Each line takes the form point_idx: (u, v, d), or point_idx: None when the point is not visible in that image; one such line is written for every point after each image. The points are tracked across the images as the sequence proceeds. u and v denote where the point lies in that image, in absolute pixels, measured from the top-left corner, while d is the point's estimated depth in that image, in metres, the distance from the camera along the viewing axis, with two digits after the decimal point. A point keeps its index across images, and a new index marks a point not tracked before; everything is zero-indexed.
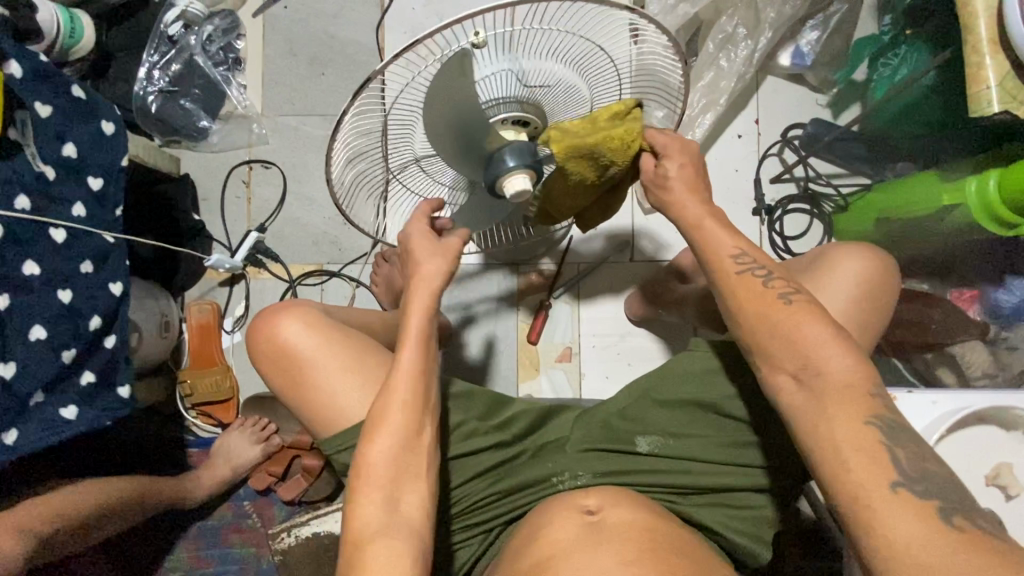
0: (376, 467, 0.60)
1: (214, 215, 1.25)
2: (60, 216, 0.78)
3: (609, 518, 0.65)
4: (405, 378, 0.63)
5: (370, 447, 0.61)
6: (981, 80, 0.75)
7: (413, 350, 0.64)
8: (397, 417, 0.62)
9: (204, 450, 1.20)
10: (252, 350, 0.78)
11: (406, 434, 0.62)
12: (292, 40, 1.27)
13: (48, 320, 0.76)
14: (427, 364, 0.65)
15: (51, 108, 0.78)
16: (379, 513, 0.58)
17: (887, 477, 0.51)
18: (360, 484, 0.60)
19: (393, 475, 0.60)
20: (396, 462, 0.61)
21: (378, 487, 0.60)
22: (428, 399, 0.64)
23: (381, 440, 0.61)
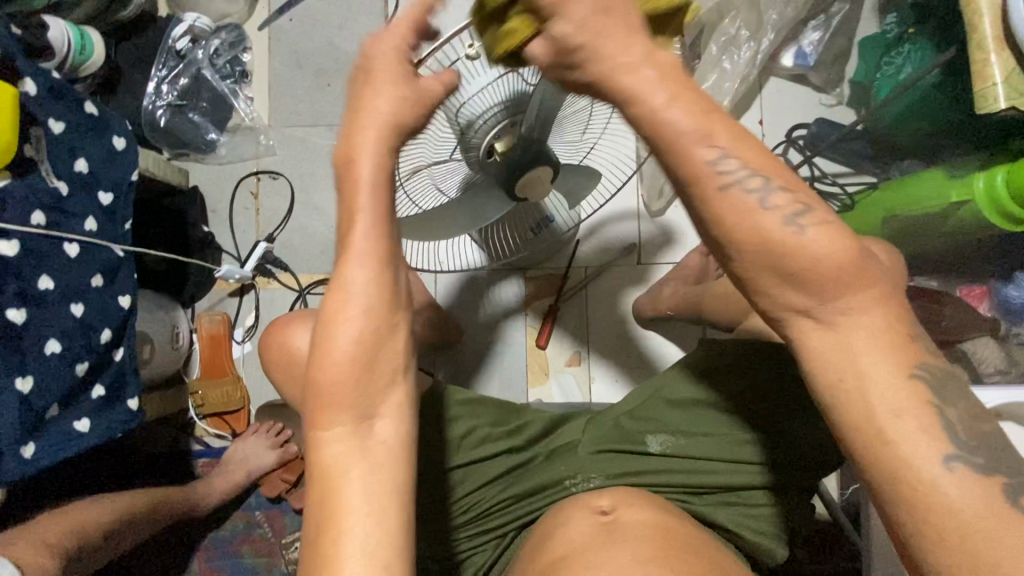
0: (340, 363, 0.50)
1: (223, 227, 1.26)
2: (75, 231, 0.79)
3: (623, 518, 0.65)
4: (361, 265, 0.51)
5: (326, 359, 0.50)
6: (988, 77, 0.75)
7: (368, 230, 0.52)
8: (359, 275, 0.51)
9: (215, 459, 1.19)
10: (268, 360, 0.79)
11: (376, 335, 0.51)
12: (298, 51, 1.28)
13: (61, 333, 0.76)
14: (393, 247, 0.53)
15: (63, 124, 0.79)
16: (350, 433, 0.50)
17: (939, 446, 0.46)
18: (320, 406, 0.50)
19: (361, 388, 0.50)
20: (357, 367, 0.50)
21: (344, 408, 0.50)
22: (400, 290, 0.53)
23: (337, 343, 0.50)
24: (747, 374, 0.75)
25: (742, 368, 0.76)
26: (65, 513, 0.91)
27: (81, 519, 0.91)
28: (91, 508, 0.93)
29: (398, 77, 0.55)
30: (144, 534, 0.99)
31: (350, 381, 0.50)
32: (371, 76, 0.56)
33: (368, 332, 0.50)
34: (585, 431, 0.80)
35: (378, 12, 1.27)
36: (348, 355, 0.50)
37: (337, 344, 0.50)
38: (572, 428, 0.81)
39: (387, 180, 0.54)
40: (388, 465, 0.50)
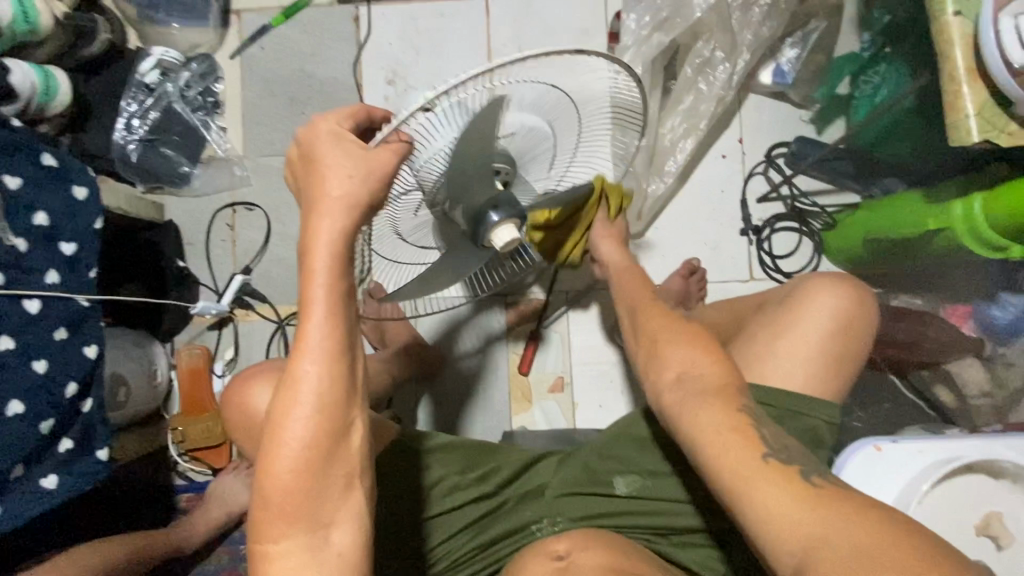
0: (288, 472, 0.50)
1: (200, 260, 1.25)
2: (37, 287, 0.79)
3: (577, 561, 0.63)
4: (313, 359, 0.51)
5: (274, 471, 0.50)
6: (960, 109, 0.73)
7: (320, 322, 0.51)
8: (307, 375, 0.51)
9: (198, 494, 1.20)
10: (230, 418, 0.79)
11: (329, 440, 0.51)
12: (270, 80, 1.26)
13: (24, 393, 0.75)
14: (345, 343, 0.52)
15: (21, 180, 0.79)
16: (303, 543, 0.50)
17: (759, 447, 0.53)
18: (269, 517, 0.50)
19: (316, 499, 0.51)
20: (310, 475, 0.50)
21: (297, 523, 0.50)
22: (356, 388, 0.53)
23: (287, 450, 0.50)
24: None
25: None
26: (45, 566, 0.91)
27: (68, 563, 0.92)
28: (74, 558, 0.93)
29: (335, 144, 0.55)
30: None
31: (301, 490, 0.50)
32: (313, 151, 0.56)
33: (321, 440, 0.50)
34: (554, 474, 0.79)
35: (349, 37, 1.26)
36: (296, 460, 0.50)
37: (285, 451, 0.50)
38: (541, 471, 0.80)
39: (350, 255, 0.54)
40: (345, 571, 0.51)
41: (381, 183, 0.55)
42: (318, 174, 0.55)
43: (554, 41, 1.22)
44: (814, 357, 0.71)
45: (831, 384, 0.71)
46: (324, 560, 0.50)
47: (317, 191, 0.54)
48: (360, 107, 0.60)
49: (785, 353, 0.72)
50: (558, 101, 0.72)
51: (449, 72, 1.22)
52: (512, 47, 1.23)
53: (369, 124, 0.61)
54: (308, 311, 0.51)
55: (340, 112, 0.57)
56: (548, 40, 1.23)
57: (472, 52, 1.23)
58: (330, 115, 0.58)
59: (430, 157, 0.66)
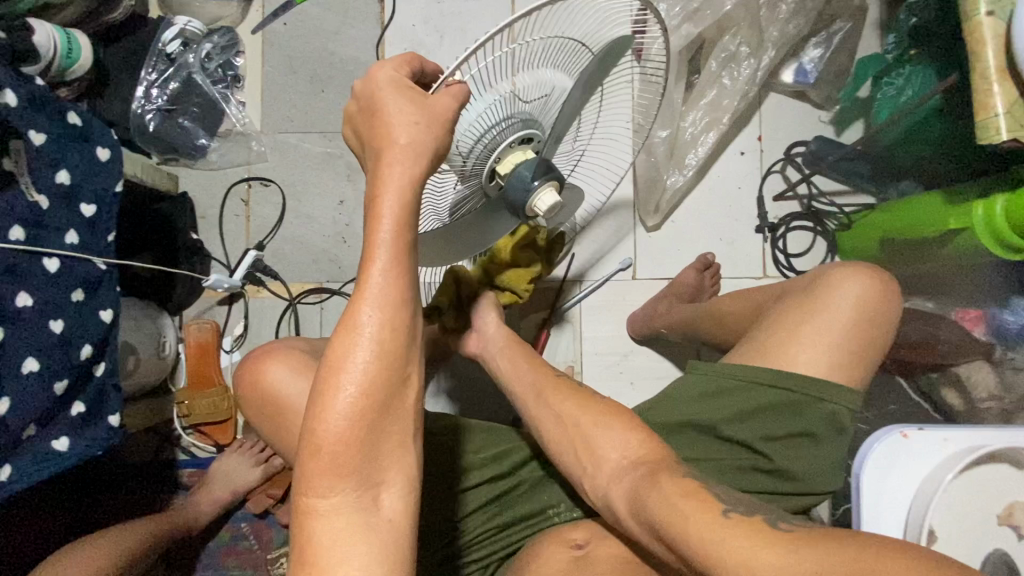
0: (344, 418, 0.51)
1: (213, 234, 1.24)
2: (56, 245, 0.77)
3: (595, 554, 0.64)
4: (375, 306, 0.52)
5: (327, 419, 0.50)
6: (989, 107, 0.73)
7: (384, 270, 0.52)
8: (368, 323, 0.51)
9: (200, 470, 1.19)
10: (241, 388, 0.76)
11: (384, 392, 0.52)
12: (291, 57, 1.26)
13: (42, 352, 0.74)
14: (406, 296, 0.53)
15: (45, 136, 0.76)
16: (354, 494, 0.51)
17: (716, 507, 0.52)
18: (318, 468, 0.51)
19: (367, 451, 0.51)
20: (362, 425, 0.51)
21: (347, 475, 0.51)
22: (412, 341, 0.54)
23: (343, 397, 0.51)
24: (740, 394, 0.73)
25: (742, 388, 0.73)
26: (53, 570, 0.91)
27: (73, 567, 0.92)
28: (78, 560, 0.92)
29: (394, 95, 0.56)
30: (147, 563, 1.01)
31: (356, 439, 0.51)
32: (375, 101, 0.56)
33: (378, 390, 0.51)
34: None
35: (373, 17, 1.25)
36: (353, 409, 0.51)
37: (341, 398, 0.51)
38: None
39: (413, 209, 0.54)
40: (394, 525, 0.51)
41: (444, 129, 0.56)
42: (381, 124, 0.55)
43: None
44: (837, 344, 0.72)
45: (854, 373, 0.72)
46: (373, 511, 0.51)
47: (381, 141, 0.55)
48: (412, 55, 0.60)
49: (810, 342, 0.72)
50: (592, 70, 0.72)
51: None
52: None
53: (420, 75, 0.61)
54: (371, 259, 0.52)
55: (391, 62, 0.57)
56: None
57: None
58: (387, 63, 0.58)
59: (465, 120, 0.66)
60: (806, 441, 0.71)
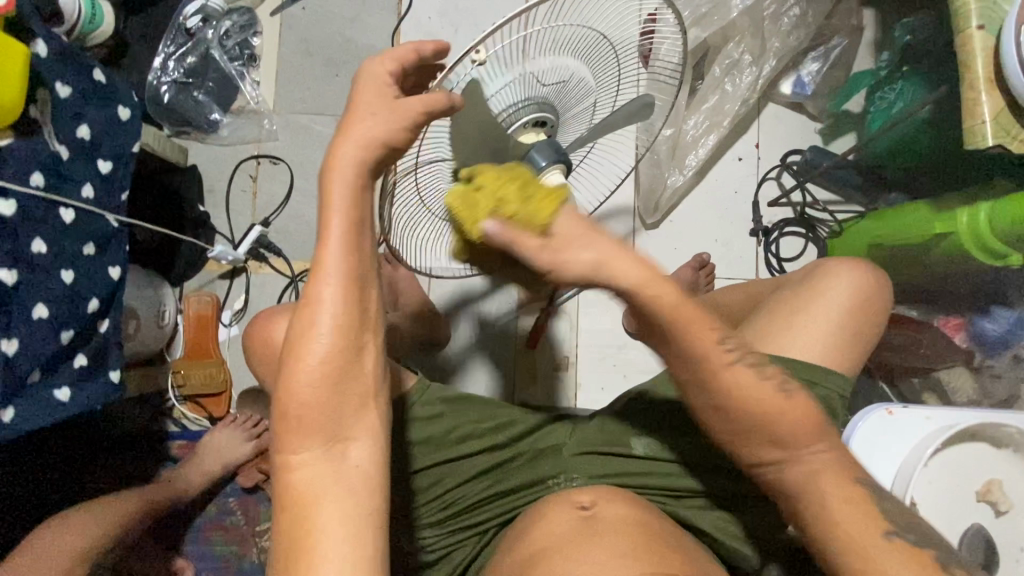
0: (310, 385, 0.52)
1: (219, 208, 1.25)
2: (71, 196, 0.78)
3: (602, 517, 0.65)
4: (331, 277, 0.53)
5: (296, 386, 0.52)
6: (977, 115, 0.78)
7: (338, 245, 0.53)
8: (326, 294, 0.53)
9: (189, 443, 1.18)
10: (251, 351, 0.79)
11: (346, 358, 0.53)
12: (308, 40, 1.28)
13: (50, 299, 0.75)
14: (362, 268, 0.55)
15: (70, 89, 0.78)
16: (321, 457, 0.52)
17: (880, 526, 0.56)
18: (289, 432, 0.52)
19: (335, 414, 0.53)
20: (331, 389, 0.53)
21: (317, 438, 0.52)
22: (368, 312, 0.55)
23: (309, 363, 0.52)
24: None
25: None
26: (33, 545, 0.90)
27: (62, 538, 0.92)
28: (60, 538, 0.92)
29: (366, 83, 0.58)
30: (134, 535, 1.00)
31: (323, 403, 0.52)
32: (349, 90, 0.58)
33: (340, 356, 0.53)
34: (571, 434, 0.79)
35: (390, 8, 1.29)
36: (319, 374, 0.52)
37: (307, 365, 0.52)
38: (556, 430, 0.80)
39: (370, 185, 0.56)
40: (364, 488, 0.52)
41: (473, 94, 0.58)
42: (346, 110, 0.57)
43: None
44: (830, 331, 0.75)
45: (845, 360, 0.75)
46: (343, 473, 0.52)
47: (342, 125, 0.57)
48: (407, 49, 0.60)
49: (804, 328, 0.75)
50: (602, 52, 0.76)
51: None
52: None
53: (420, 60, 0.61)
54: (325, 233, 0.54)
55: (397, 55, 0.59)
56: None
57: None
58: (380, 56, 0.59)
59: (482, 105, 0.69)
60: None
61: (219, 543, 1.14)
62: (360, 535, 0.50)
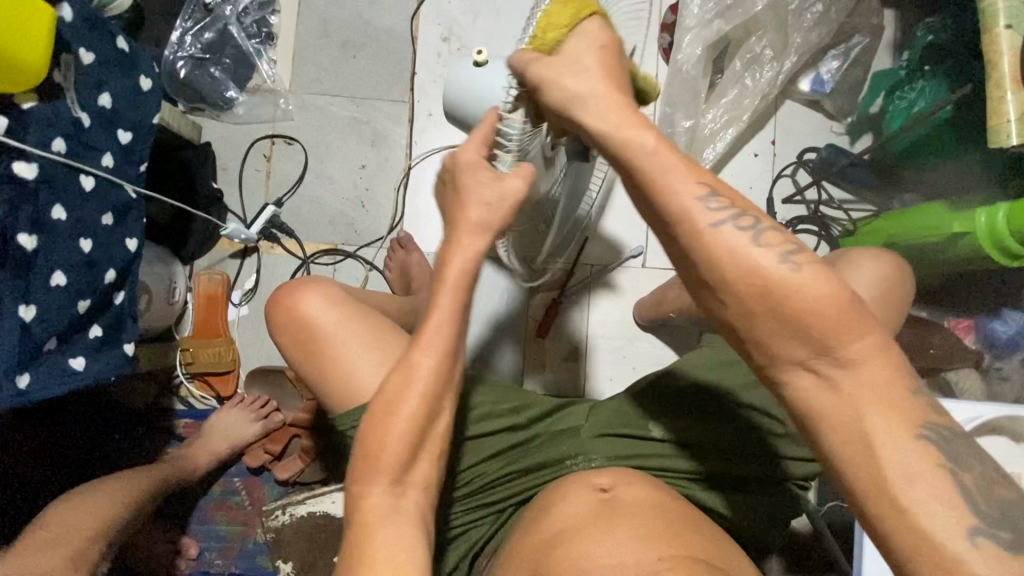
0: (400, 433, 0.59)
1: (232, 187, 1.24)
2: (91, 164, 0.77)
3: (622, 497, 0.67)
4: (429, 349, 0.62)
5: (387, 438, 0.59)
6: (1002, 113, 0.78)
7: (443, 323, 0.62)
8: (425, 360, 0.61)
9: (196, 422, 1.17)
10: (274, 326, 0.80)
11: (427, 415, 0.61)
12: (326, 21, 1.27)
13: (68, 268, 0.74)
14: (455, 344, 0.63)
15: (93, 55, 0.77)
16: (389, 494, 0.58)
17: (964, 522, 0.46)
18: (369, 468, 0.59)
19: (409, 460, 0.59)
20: (411, 444, 0.60)
21: (390, 475, 0.58)
22: (451, 381, 0.63)
23: (400, 415, 0.60)
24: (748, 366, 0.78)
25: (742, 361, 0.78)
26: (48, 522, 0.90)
27: (78, 511, 0.92)
28: (76, 512, 0.92)
29: (473, 162, 0.65)
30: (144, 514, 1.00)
31: (405, 449, 0.59)
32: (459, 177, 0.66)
33: (426, 414, 0.60)
34: (587, 416, 0.80)
35: None
36: (408, 426, 0.60)
37: (400, 417, 0.60)
38: (573, 414, 0.81)
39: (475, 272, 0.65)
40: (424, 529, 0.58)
41: None
42: (463, 198, 0.65)
43: None
44: None
45: None
46: (408, 513, 0.58)
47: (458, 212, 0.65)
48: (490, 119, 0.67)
49: None
50: None
51: (502, 37, 1.25)
52: None
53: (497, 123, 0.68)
54: (433, 310, 0.63)
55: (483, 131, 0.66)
56: None
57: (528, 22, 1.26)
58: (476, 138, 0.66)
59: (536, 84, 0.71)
60: None
61: (223, 523, 1.13)
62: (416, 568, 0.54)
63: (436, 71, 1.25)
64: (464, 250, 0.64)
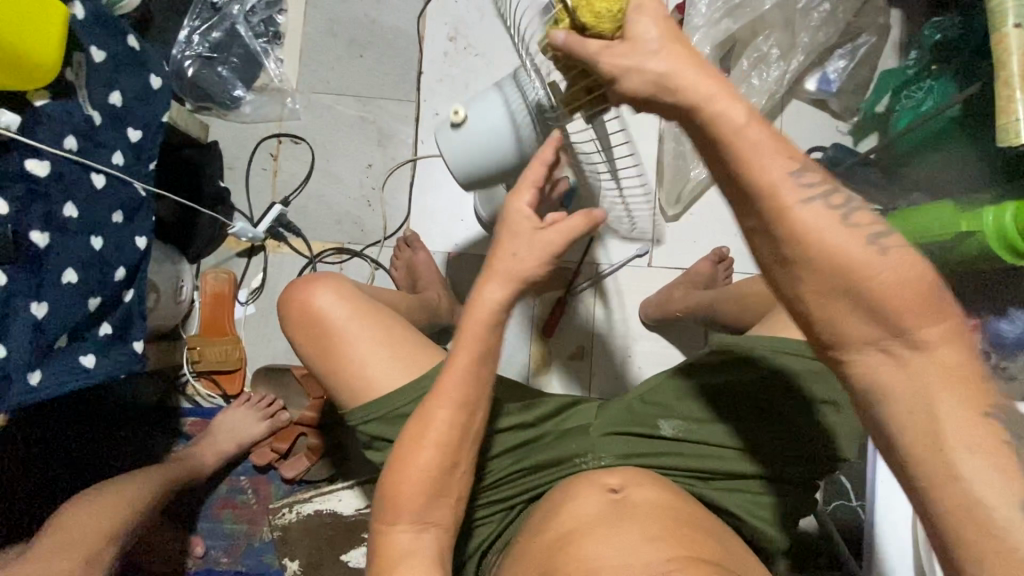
0: (418, 478, 0.64)
1: (239, 185, 1.25)
2: (102, 161, 0.78)
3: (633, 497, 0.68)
4: (448, 403, 0.65)
5: (408, 478, 0.64)
6: (1011, 112, 0.78)
7: (461, 376, 0.65)
8: (443, 414, 0.65)
9: (203, 420, 1.18)
10: (285, 320, 0.80)
11: (444, 464, 0.65)
12: (333, 20, 1.28)
13: (79, 265, 0.75)
14: (475, 395, 0.66)
15: (104, 53, 0.77)
16: (408, 536, 0.63)
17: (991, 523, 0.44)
18: (390, 510, 0.64)
19: (424, 504, 0.64)
20: (427, 490, 0.64)
21: (406, 517, 0.63)
22: (470, 431, 0.66)
23: (418, 462, 0.64)
24: (767, 363, 0.76)
25: (759, 358, 0.76)
26: (60, 522, 0.90)
27: (87, 511, 0.92)
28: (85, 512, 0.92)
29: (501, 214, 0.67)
30: (153, 513, 1.00)
31: (421, 495, 0.64)
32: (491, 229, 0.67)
33: (442, 462, 0.65)
34: (597, 414, 0.80)
35: None
36: (425, 472, 0.64)
37: (418, 465, 0.64)
38: (584, 411, 0.81)
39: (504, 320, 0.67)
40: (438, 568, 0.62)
41: None
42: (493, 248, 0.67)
43: None
44: None
45: None
46: (423, 551, 0.62)
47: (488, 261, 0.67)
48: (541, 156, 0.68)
49: None
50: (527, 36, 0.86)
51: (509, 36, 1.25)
52: None
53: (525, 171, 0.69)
54: (455, 362, 0.66)
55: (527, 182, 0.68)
56: None
57: None
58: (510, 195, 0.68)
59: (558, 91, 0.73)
60: (827, 410, 0.74)
61: (229, 521, 1.13)
62: None
63: (443, 70, 1.25)
64: (482, 304, 0.66)
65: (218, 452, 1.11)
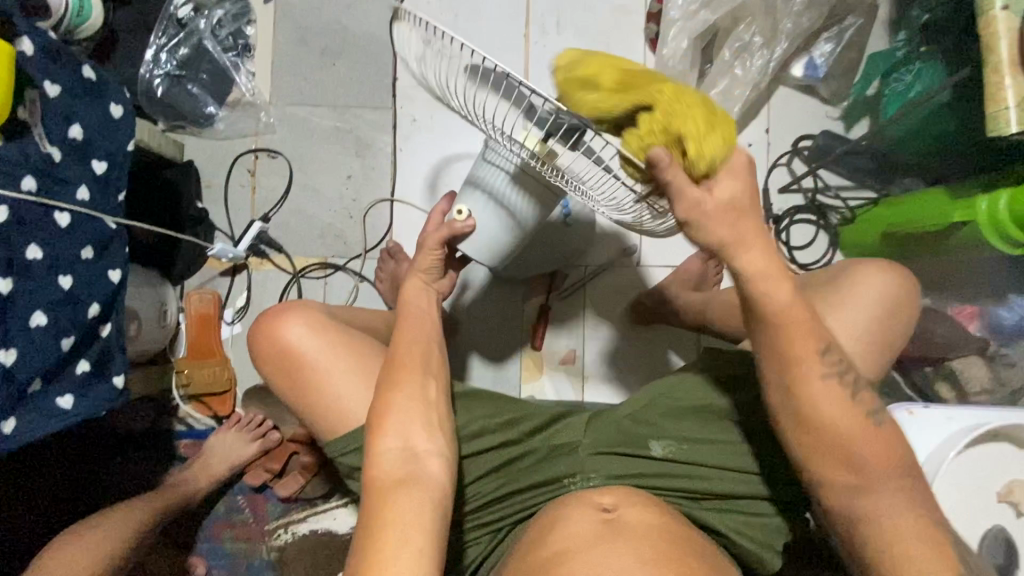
0: (399, 397, 0.68)
1: (218, 205, 1.23)
2: (66, 199, 0.76)
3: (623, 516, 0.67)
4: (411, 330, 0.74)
5: (390, 410, 0.67)
6: (1000, 99, 0.75)
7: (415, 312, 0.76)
8: (410, 341, 0.73)
9: (197, 442, 1.18)
10: (260, 353, 0.78)
11: (417, 382, 0.69)
12: (304, 28, 1.25)
13: (48, 307, 0.73)
14: (428, 328, 0.75)
15: (59, 87, 0.76)
16: (398, 453, 0.64)
17: None
18: (379, 434, 0.66)
19: (405, 422, 0.66)
20: (407, 408, 0.67)
21: (393, 435, 0.65)
22: (433, 357, 0.73)
23: (396, 383, 0.69)
24: None
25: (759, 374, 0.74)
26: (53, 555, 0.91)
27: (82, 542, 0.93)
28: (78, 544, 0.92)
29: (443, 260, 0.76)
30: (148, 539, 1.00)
31: (402, 411, 0.67)
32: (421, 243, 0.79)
33: (418, 383, 0.69)
34: (586, 431, 0.78)
35: None
36: (404, 390, 0.68)
37: (397, 385, 0.69)
38: (571, 427, 0.79)
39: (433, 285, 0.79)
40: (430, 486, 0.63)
41: None
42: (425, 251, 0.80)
43: (594, 11, 1.22)
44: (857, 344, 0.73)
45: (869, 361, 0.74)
46: (412, 471, 0.63)
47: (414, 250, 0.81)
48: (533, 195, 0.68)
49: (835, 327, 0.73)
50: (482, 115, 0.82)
51: (484, 35, 1.21)
52: (551, 17, 1.22)
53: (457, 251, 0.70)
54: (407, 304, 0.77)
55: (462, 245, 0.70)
56: (589, 10, 1.22)
57: (510, 19, 1.22)
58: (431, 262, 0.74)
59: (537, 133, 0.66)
60: None
61: (229, 542, 1.14)
62: (420, 516, 0.60)
63: None
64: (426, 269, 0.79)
65: (212, 475, 1.10)
